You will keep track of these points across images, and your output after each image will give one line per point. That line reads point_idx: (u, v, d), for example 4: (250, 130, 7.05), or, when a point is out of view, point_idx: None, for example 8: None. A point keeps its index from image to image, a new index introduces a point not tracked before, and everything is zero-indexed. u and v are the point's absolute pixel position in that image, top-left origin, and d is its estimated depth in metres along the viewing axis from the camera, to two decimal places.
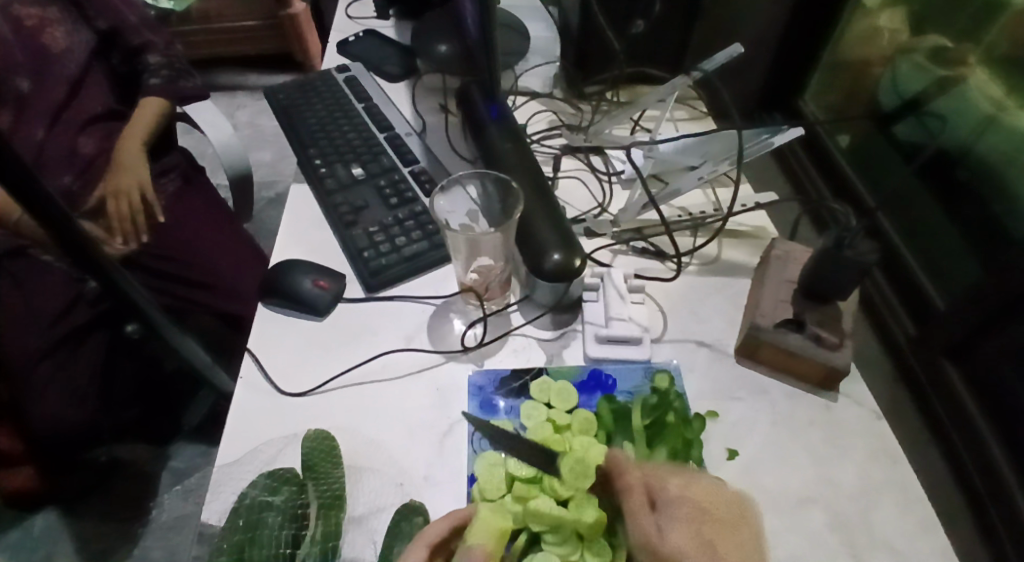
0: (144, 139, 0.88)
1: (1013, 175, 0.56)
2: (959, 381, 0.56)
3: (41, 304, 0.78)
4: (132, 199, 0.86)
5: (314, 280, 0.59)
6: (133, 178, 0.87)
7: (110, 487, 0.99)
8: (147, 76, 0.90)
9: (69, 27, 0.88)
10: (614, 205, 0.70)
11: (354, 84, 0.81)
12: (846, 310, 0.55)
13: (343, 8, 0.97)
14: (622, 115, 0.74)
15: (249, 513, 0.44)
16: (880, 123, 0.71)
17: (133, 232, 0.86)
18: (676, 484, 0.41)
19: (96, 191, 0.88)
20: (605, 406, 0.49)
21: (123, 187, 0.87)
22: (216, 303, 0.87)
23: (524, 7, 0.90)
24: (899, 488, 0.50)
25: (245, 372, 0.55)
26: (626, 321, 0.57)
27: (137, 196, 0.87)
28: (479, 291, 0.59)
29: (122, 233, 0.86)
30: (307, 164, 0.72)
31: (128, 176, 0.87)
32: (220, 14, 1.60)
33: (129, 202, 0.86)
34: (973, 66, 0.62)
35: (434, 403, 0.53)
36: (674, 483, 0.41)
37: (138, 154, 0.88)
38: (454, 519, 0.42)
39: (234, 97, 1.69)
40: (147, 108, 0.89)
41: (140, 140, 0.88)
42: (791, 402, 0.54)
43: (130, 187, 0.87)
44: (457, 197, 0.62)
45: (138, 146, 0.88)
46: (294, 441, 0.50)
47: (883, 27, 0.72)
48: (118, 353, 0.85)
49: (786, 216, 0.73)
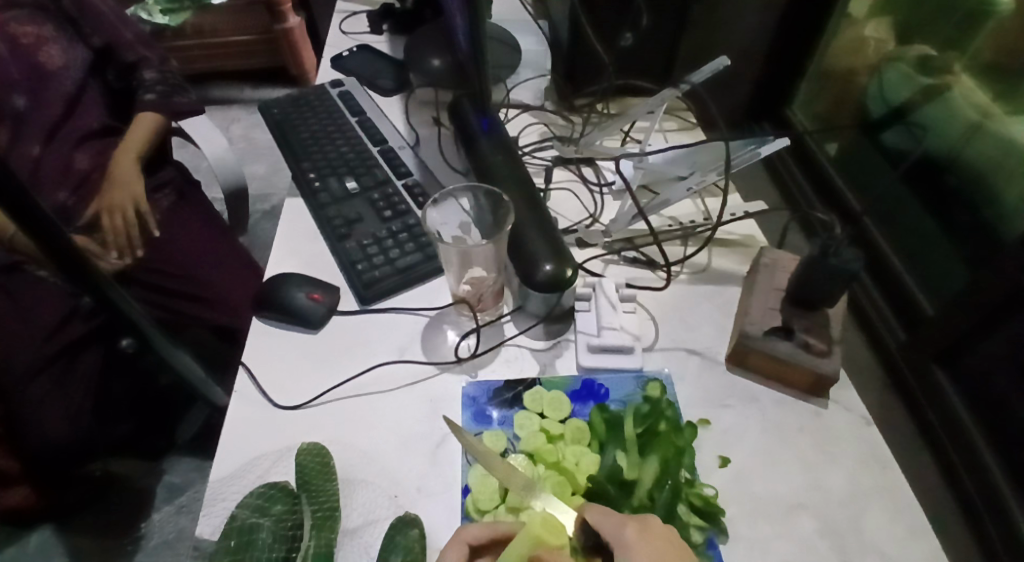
0: (138, 155, 0.89)
1: (1000, 182, 0.57)
2: (950, 387, 0.56)
3: (37, 321, 0.78)
4: (125, 212, 0.86)
5: (309, 293, 0.59)
6: (126, 193, 0.87)
7: (105, 504, 0.98)
8: (142, 91, 0.91)
9: (65, 44, 0.88)
10: (605, 216, 0.71)
11: (348, 99, 0.82)
12: (833, 318, 0.56)
13: (337, 23, 0.98)
14: (612, 127, 0.76)
15: (240, 533, 0.44)
16: (869, 132, 0.72)
17: (128, 245, 0.86)
18: (631, 530, 0.39)
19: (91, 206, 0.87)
20: (597, 416, 0.50)
21: (117, 200, 0.87)
22: (212, 316, 0.88)
23: (517, 21, 0.93)
24: (889, 493, 0.50)
25: (239, 386, 0.55)
26: (617, 330, 0.58)
27: (130, 208, 0.87)
28: (472, 302, 0.60)
29: (117, 245, 0.85)
30: (301, 178, 0.72)
31: (122, 190, 0.88)
32: (216, 29, 1.62)
33: (123, 215, 0.86)
34: (958, 74, 0.63)
35: (427, 414, 0.53)
36: (629, 529, 0.39)
37: (133, 169, 0.89)
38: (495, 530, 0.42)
39: (229, 110, 1.70)
40: (141, 124, 0.90)
41: (135, 155, 0.89)
42: (781, 409, 0.55)
43: (124, 200, 0.87)
44: (449, 210, 0.63)
45: (132, 161, 0.89)
46: (288, 454, 0.51)
47: (869, 36, 0.73)
48: (113, 370, 0.84)
49: (775, 224, 0.73)
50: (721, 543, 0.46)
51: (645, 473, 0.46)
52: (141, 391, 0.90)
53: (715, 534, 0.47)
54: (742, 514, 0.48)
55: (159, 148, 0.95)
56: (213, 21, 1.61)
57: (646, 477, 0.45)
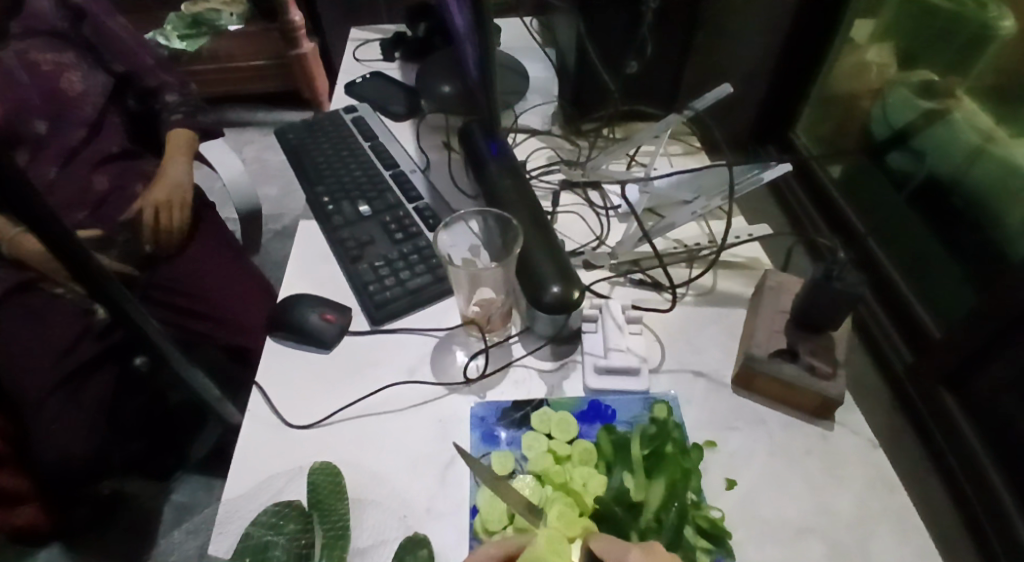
0: (186, 163, 0.93)
1: (1003, 206, 0.58)
2: (957, 408, 0.57)
3: (52, 338, 0.78)
4: (173, 214, 0.91)
5: (321, 314, 0.61)
6: (174, 196, 0.92)
7: (115, 523, 0.99)
8: (166, 113, 0.96)
9: (85, 71, 0.91)
10: (611, 238, 0.72)
11: (361, 124, 0.84)
12: (839, 340, 0.56)
13: (350, 51, 1.01)
14: (619, 151, 0.77)
15: (254, 552, 0.45)
16: (873, 154, 0.74)
17: (177, 248, 0.91)
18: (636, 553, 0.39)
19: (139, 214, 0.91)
20: (604, 437, 0.50)
21: (162, 201, 0.91)
22: (224, 336, 0.89)
23: (523, 49, 0.96)
24: (896, 517, 0.50)
25: (252, 406, 0.56)
26: (624, 352, 0.59)
27: (178, 211, 0.92)
28: (480, 323, 0.61)
29: (163, 245, 0.90)
30: (314, 202, 0.74)
31: (169, 193, 0.92)
32: (231, 55, 1.68)
33: (169, 217, 0.91)
34: (960, 98, 0.65)
35: (436, 435, 0.54)
36: (634, 552, 0.39)
37: (181, 175, 0.93)
38: (505, 547, 0.42)
39: (243, 132, 1.73)
40: (175, 136, 0.94)
41: (183, 163, 0.93)
42: (788, 432, 0.55)
43: (172, 202, 0.91)
44: (459, 233, 0.64)
45: (180, 166, 0.93)
46: (300, 473, 0.51)
47: (871, 61, 0.76)
48: (123, 390, 0.85)
49: (780, 246, 0.74)
50: None
51: (652, 496, 0.46)
52: (148, 413, 0.93)
53: (722, 556, 0.47)
54: (749, 537, 0.49)
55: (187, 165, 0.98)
56: (230, 47, 1.67)
57: (652, 500, 0.46)
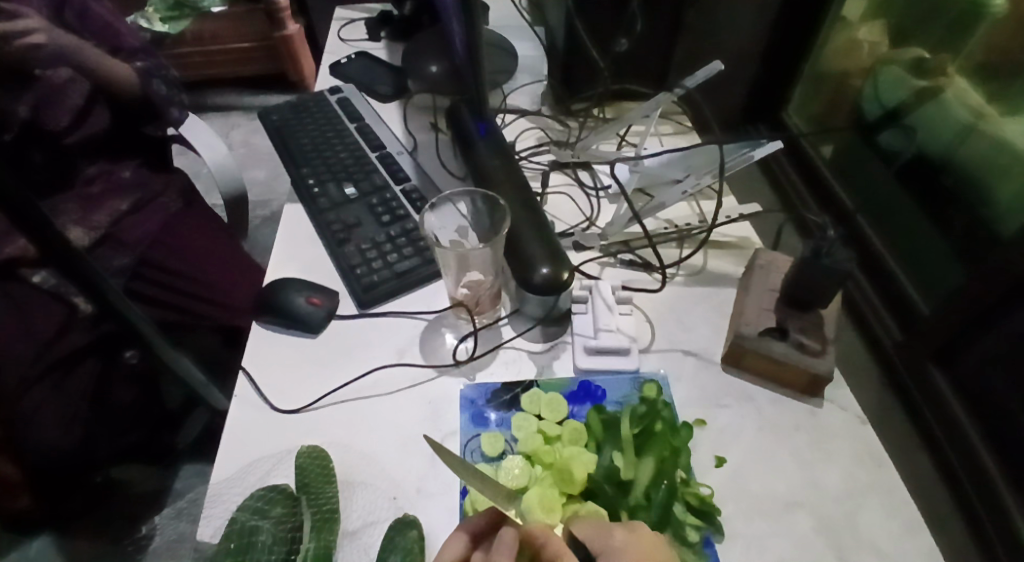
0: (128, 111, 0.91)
1: (991, 181, 0.58)
2: (942, 382, 0.58)
3: (36, 329, 0.74)
4: (89, 138, 0.88)
5: (309, 297, 0.60)
6: (94, 126, 0.89)
7: (105, 509, 0.99)
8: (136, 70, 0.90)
9: (46, 41, 0.83)
10: (601, 219, 0.72)
11: (346, 105, 0.83)
12: (827, 318, 0.56)
13: (335, 31, 0.99)
14: (608, 132, 0.76)
15: (240, 536, 0.44)
16: (864, 133, 0.73)
17: (157, 226, 0.86)
18: (619, 535, 0.38)
19: (126, 201, 0.86)
20: (594, 416, 0.50)
21: (95, 132, 0.89)
22: (214, 315, 0.88)
23: (512, 26, 0.94)
24: (883, 490, 0.51)
25: (239, 390, 0.55)
26: (613, 332, 0.59)
27: (86, 135, 0.88)
28: (469, 306, 0.60)
29: (133, 227, 0.85)
30: (300, 184, 0.73)
31: (95, 127, 0.89)
32: (215, 36, 1.65)
33: (84, 137, 0.87)
34: (952, 77, 0.64)
35: (426, 415, 0.54)
36: (617, 534, 0.38)
37: (121, 122, 0.92)
38: (486, 518, 0.42)
39: (228, 117, 1.71)
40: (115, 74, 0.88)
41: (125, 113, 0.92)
42: (776, 408, 0.55)
43: (96, 131, 0.89)
44: (447, 213, 0.63)
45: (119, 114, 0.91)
46: (289, 456, 0.51)
47: (863, 39, 0.75)
48: (110, 380, 0.83)
49: (769, 226, 0.74)
50: (717, 542, 0.47)
51: (641, 474, 0.46)
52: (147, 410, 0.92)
53: (712, 533, 0.47)
54: (739, 511, 0.49)
55: (131, 114, 0.92)
56: (214, 28, 1.64)
57: (642, 478, 0.46)
